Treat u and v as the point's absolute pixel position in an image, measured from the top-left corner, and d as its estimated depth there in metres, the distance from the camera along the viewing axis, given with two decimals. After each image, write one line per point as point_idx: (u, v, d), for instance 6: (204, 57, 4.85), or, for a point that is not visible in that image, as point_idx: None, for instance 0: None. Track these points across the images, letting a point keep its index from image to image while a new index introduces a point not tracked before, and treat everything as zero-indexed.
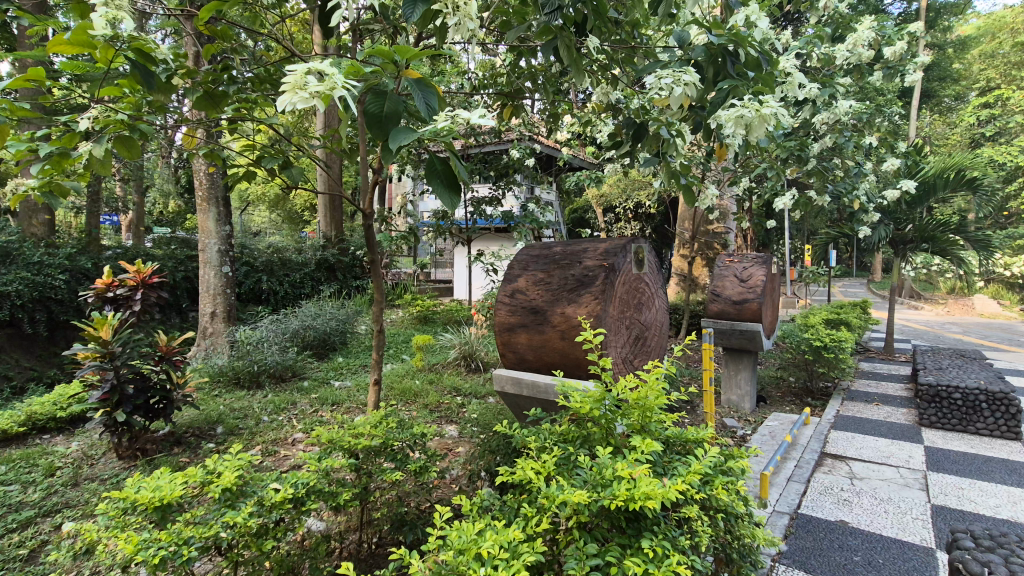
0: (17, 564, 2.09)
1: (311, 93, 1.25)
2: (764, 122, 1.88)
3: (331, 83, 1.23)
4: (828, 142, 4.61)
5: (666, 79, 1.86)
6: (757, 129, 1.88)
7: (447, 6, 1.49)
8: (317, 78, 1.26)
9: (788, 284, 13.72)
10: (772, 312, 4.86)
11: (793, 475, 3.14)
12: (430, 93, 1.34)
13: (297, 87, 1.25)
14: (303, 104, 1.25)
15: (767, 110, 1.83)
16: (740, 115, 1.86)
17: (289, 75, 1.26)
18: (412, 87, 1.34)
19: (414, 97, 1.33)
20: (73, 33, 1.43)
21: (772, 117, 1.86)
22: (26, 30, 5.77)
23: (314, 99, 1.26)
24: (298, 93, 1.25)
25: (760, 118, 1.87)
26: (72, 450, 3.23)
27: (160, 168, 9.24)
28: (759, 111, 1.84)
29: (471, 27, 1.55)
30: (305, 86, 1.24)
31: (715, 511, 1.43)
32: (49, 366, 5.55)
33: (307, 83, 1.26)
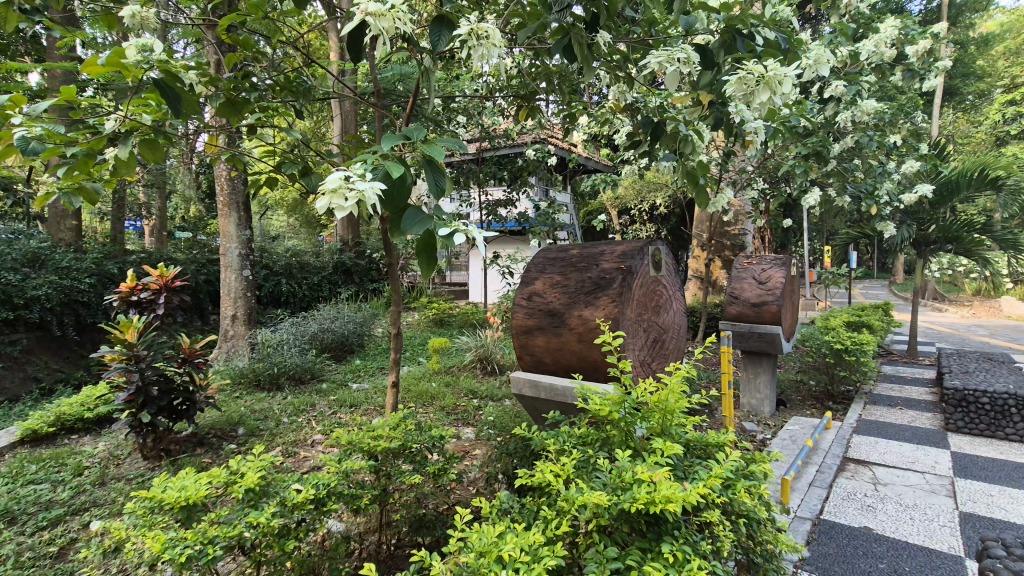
0: (47, 561, 2.14)
1: (353, 200, 1.22)
2: (771, 87, 1.71)
3: (368, 188, 1.23)
4: (850, 142, 4.54)
5: (660, 57, 1.85)
6: (762, 93, 1.71)
7: (472, 36, 1.68)
8: (356, 180, 1.25)
9: (807, 286, 13.52)
10: (792, 314, 4.79)
11: (814, 480, 3.08)
12: (439, 175, 1.43)
13: (335, 191, 1.24)
14: (341, 211, 1.24)
15: (773, 74, 1.68)
16: (742, 79, 1.73)
17: (330, 177, 1.24)
18: (424, 168, 1.40)
19: (424, 180, 1.41)
20: (107, 55, 1.53)
21: (778, 83, 1.69)
22: (55, 42, 5.95)
23: (354, 204, 1.24)
24: (341, 202, 1.24)
25: (766, 82, 1.70)
26: (99, 450, 3.30)
27: (182, 174, 9.45)
28: (763, 72, 1.69)
29: (494, 56, 1.73)
30: (348, 195, 1.22)
31: (736, 515, 1.42)
32: (76, 368, 5.72)
33: (350, 188, 1.23)
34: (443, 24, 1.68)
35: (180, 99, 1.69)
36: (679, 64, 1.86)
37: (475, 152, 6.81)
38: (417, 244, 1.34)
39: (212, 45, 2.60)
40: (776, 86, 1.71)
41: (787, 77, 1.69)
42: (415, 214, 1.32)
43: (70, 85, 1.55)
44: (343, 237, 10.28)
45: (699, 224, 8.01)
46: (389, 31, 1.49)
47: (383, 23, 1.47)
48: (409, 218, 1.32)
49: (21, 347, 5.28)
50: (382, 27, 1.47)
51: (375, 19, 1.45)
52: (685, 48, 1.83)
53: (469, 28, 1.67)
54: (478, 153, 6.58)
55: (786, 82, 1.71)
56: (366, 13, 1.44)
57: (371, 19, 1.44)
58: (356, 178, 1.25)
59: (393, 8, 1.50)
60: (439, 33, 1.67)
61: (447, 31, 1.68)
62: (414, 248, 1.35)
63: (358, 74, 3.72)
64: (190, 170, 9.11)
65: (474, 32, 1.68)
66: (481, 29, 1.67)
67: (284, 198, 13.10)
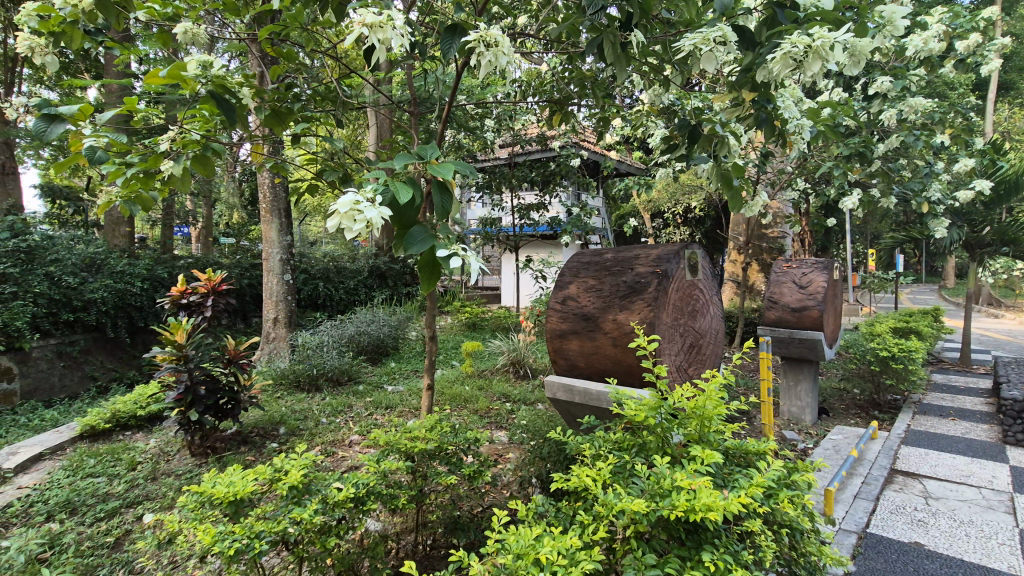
0: (104, 550, 2.25)
1: (361, 226, 1.27)
2: (821, 56, 1.62)
3: (375, 215, 1.27)
4: (896, 142, 4.36)
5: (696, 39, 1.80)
6: (814, 66, 1.63)
7: (481, 43, 1.67)
8: (365, 202, 1.29)
9: (850, 291, 13.07)
10: (835, 320, 4.63)
11: (860, 492, 2.97)
12: (448, 193, 1.43)
13: (344, 213, 1.27)
14: (350, 232, 1.29)
15: (821, 43, 1.59)
16: (788, 53, 1.65)
17: (341, 200, 1.28)
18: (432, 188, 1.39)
19: (432, 198, 1.39)
20: (168, 71, 1.59)
21: (829, 49, 1.60)
22: (112, 58, 6.31)
23: (361, 227, 1.29)
24: (349, 224, 1.28)
25: (814, 53, 1.62)
26: (151, 446, 3.46)
27: (226, 183, 9.84)
28: (811, 44, 1.59)
29: (503, 62, 1.71)
30: (356, 219, 1.26)
31: (779, 526, 1.38)
32: (129, 368, 6.06)
33: (359, 212, 1.27)
34: (455, 32, 1.77)
35: (232, 111, 1.80)
36: (716, 44, 1.81)
37: (507, 157, 6.83)
38: (420, 265, 1.39)
39: (256, 59, 2.71)
40: (827, 54, 1.61)
41: (838, 41, 1.59)
42: (419, 236, 1.35)
43: (134, 98, 1.63)
44: (378, 242, 10.51)
45: (736, 227, 7.83)
46: (384, 42, 1.56)
47: (379, 35, 1.53)
48: (414, 239, 1.35)
49: (79, 347, 5.59)
50: (378, 38, 1.54)
51: (371, 30, 1.53)
52: (720, 29, 1.77)
53: (478, 36, 1.66)
54: (511, 157, 6.60)
55: (837, 48, 1.61)
56: (363, 25, 1.53)
57: (367, 30, 1.52)
58: (366, 202, 1.28)
59: (388, 19, 1.57)
60: (451, 41, 1.76)
61: (458, 39, 1.77)
62: (417, 266, 1.41)
63: (394, 83, 3.80)
64: (233, 178, 9.46)
65: (483, 38, 1.67)
66: (487, 36, 1.66)
67: (322, 203, 13.48)
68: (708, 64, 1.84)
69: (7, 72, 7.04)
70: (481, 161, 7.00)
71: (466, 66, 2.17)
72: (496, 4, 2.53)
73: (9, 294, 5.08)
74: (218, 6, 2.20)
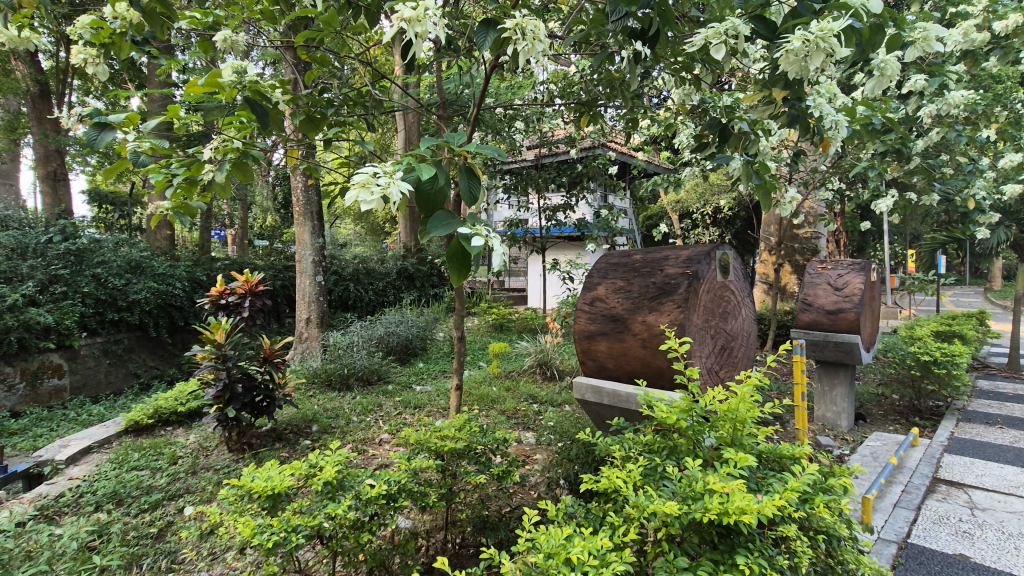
0: (148, 541, 2.35)
1: (378, 194, 1.28)
2: (824, 50, 1.59)
3: (392, 186, 1.30)
4: (935, 138, 4.20)
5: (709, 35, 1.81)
6: (815, 60, 1.61)
7: (517, 31, 1.64)
8: (384, 177, 1.32)
9: (888, 293, 12.64)
10: (872, 323, 4.49)
11: (900, 500, 2.88)
12: (472, 180, 1.45)
13: (363, 185, 1.29)
14: (368, 203, 1.29)
15: (823, 34, 1.57)
16: (791, 49, 1.63)
17: (360, 173, 1.30)
18: (458, 174, 1.44)
19: (459, 182, 1.43)
20: (207, 78, 1.66)
21: (832, 42, 1.57)
22: (154, 69, 6.58)
23: (378, 200, 1.30)
24: (366, 194, 1.29)
25: (816, 47, 1.60)
26: (190, 441, 3.58)
27: (261, 187, 10.12)
28: (810, 37, 1.58)
29: (539, 49, 1.67)
30: (375, 187, 1.28)
31: (815, 531, 1.34)
32: (170, 366, 6.30)
33: (376, 184, 1.29)
34: (491, 24, 1.75)
35: (267, 115, 1.86)
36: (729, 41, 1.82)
37: (533, 158, 6.83)
38: (446, 251, 1.36)
39: (290, 67, 2.78)
40: (829, 47, 1.58)
41: (843, 32, 1.56)
42: (442, 219, 1.36)
43: (176, 105, 1.72)
44: (406, 243, 10.66)
45: (767, 227, 7.67)
46: (421, 36, 1.57)
47: (416, 28, 1.55)
48: (437, 222, 1.36)
49: (123, 346, 5.84)
50: (414, 31, 1.55)
51: (408, 24, 1.55)
52: (731, 22, 1.79)
53: (514, 23, 1.63)
54: (538, 159, 6.61)
55: (843, 39, 1.58)
56: (401, 20, 1.55)
57: (405, 24, 1.54)
58: (384, 176, 1.31)
59: (425, 12, 1.58)
60: (485, 33, 1.73)
61: (494, 29, 1.74)
62: (442, 255, 1.38)
63: (422, 88, 3.85)
64: (267, 183, 9.75)
65: (519, 27, 1.65)
66: (524, 23, 1.64)
67: (351, 207, 13.74)
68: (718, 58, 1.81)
69: (58, 84, 7.43)
70: (507, 163, 7.03)
71: (494, 68, 2.20)
72: (523, 7, 2.54)
73: (60, 294, 5.34)
74: (256, 15, 2.27)
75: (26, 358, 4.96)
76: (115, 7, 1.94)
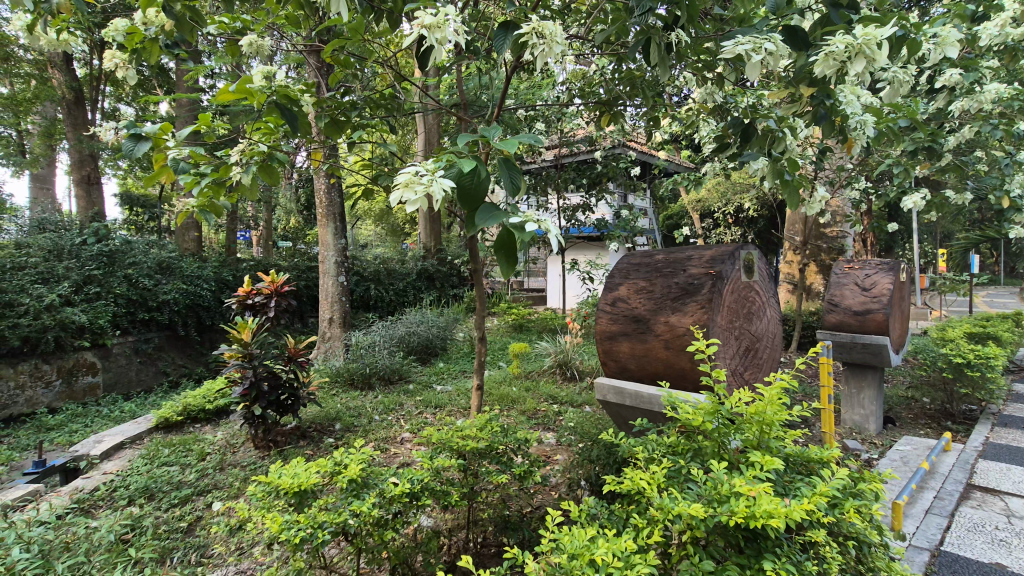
0: (179, 534, 2.42)
1: (421, 193, 1.33)
2: (865, 56, 1.57)
3: (435, 183, 1.33)
4: (969, 134, 4.07)
5: (746, 45, 1.74)
6: (857, 65, 1.58)
7: (534, 34, 1.65)
8: (427, 176, 1.37)
9: (918, 294, 12.29)
10: (902, 324, 4.38)
11: (932, 507, 2.80)
12: (513, 173, 1.48)
13: (407, 185, 1.35)
14: (413, 203, 1.34)
15: (865, 40, 1.55)
16: (830, 53, 1.60)
17: (403, 173, 1.36)
18: (497, 167, 1.48)
19: (498, 176, 1.46)
20: (237, 87, 1.71)
21: (875, 48, 1.55)
22: (182, 74, 6.74)
23: (422, 198, 1.34)
24: (411, 195, 1.34)
25: (858, 53, 1.58)
26: (218, 437, 3.66)
27: (284, 189, 10.31)
28: (853, 42, 1.55)
29: (557, 51, 1.67)
30: (418, 187, 1.33)
31: (844, 537, 1.32)
32: (198, 364, 6.45)
33: (419, 184, 1.34)
34: (509, 28, 1.76)
35: (296, 120, 1.91)
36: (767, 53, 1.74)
37: (553, 159, 6.82)
38: (495, 243, 1.36)
39: (314, 71, 2.83)
40: (871, 53, 1.57)
41: (884, 39, 1.54)
42: (488, 211, 1.35)
43: (206, 112, 1.76)
44: (426, 244, 10.72)
45: (792, 227, 7.53)
46: (442, 42, 1.59)
47: (437, 34, 1.56)
48: (483, 214, 1.36)
49: (153, 344, 6.01)
50: (436, 38, 1.57)
51: (429, 31, 1.56)
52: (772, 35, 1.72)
53: (530, 27, 1.64)
54: (558, 159, 6.59)
55: (883, 46, 1.57)
56: (422, 26, 1.56)
57: (426, 31, 1.55)
58: (427, 175, 1.36)
59: (445, 18, 1.59)
60: (505, 38, 1.75)
61: (512, 34, 1.76)
62: (491, 247, 1.38)
63: (442, 90, 3.88)
64: (291, 185, 9.92)
65: (537, 30, 1.66)
66: (542, 26, 1.64)
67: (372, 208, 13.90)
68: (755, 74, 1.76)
69: (92, 90, 7.67)
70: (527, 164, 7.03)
71: (515, 70, 2.21)
72: (544, 8, 2.53)
73: (93, 294, 5.50)
74: (282, 20, 2.32)
75: (62, 356, 5.13)
76: (147, 14, 2.00)
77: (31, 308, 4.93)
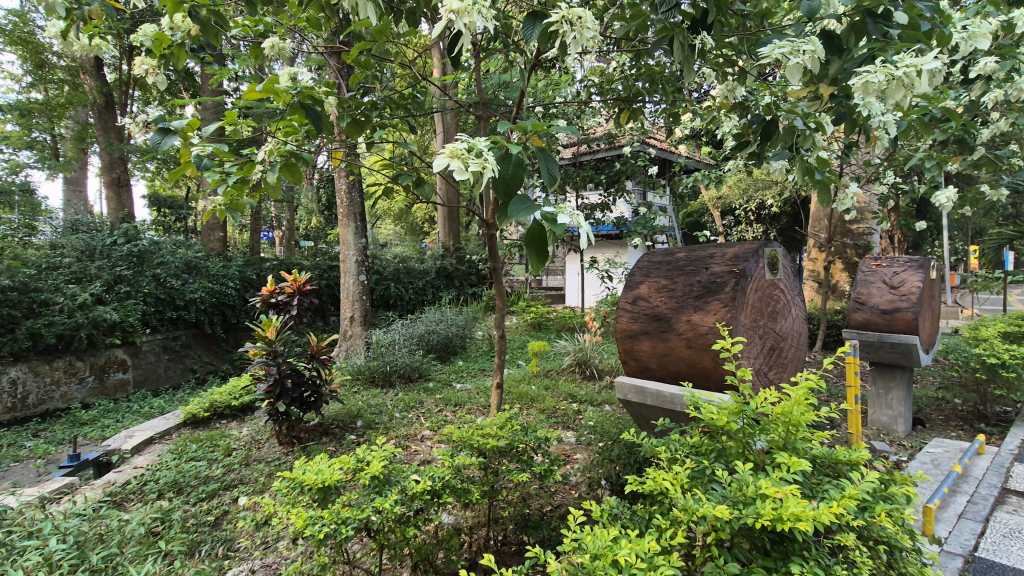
0: (207, 528, 2.48)
1: (472, 168, 1.33)
2: (904, 85, 1.64)
3: (489, 162, 1.35)
4: (1004, 126, 3.93)
5: (784, 48, 1.73)
6: (895, 95, 1.65)
7: (564, 23, 1.64)
8: (477, 153, 1.37)
9: (948, 292, 11.94)
10: (932, 323, 4.26)
11: (965, 512, 2.72)
12: (551, 164, 1.51)
13: (457, 156, 1.35)
14: (461, 174, 1.34)
15: (905, 72, 1.61)
16: (869, 80, 1.66)
17: (453, 146, 1.37)
18: (537, 157, 1.50)
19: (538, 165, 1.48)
20: (266, 87, 1.73)
21: (914, 80, 1.62)
22: (206, 77, 6.86)
23: (471, 172, 1.35)
24: (460, 167, 1.34)
25: (898, 82, 1.64)
26: (244, 433, 3.73)
27: (306, 190, 10.45)
28: (895, 74, 1.61)
29: (588, 39, 1.66)
30: (470, 161, 1.33)
31: (875, 541, 1.29)
32: (224, 361, 6.59)
33: (471, 159, 1.35)
34: (537, 17, 1.73)
35: (320, 120, 1.93)
36: (804, 58, 1.72)
37: (572, 157, 6.78)
38: (525, 235, 1.35)
39: (334, 72, 2.86)
40: (911, 83, 1.63)
41: (926, 70, 1.60)
42: (520, 205, 1.34)
43: (233, 111, 1.78)
44: (445, 243, 10.77)
45: (816, 223, 7.37)
46: (470, 26, 1.58)
47: (465, 18, 1.55)
48: (515, 207, 1.34)
49: (181, 342, 6.15)
50: (464, 22, 1.55)
51: (457, 15, 1.55)
52: (812, 42, 1.69)
53: (561, 14, 1.63)
54: (576, 157, 6.55)
55: (922, 76, 1.62)
56: (449, 11, 1.55)
57: (454, 15, 1.54)
58: (478, 152, 1.36)
59: (473, 5, 1.58)
60: (532, 27, 1.72)
61: (539, 22, 1.73)
62: (519, 239, 1.38)
63: (461, 89, 3.89)
64: (312, 185, 10.05)
65: (567, 18, 1.64)
66: (571, 14, 1.62)
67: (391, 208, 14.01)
68: (794, 78, 1.73)
69: (122, 94, 7.88)
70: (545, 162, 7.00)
71: (533, 68, 2.20)
72: None
73: (124, 293, 5.65)
74: (303, 23, 2.35)
75: (94, 353, 5.29)
76: (173, 20, 2.03)
77: (65, 307, 5.08)
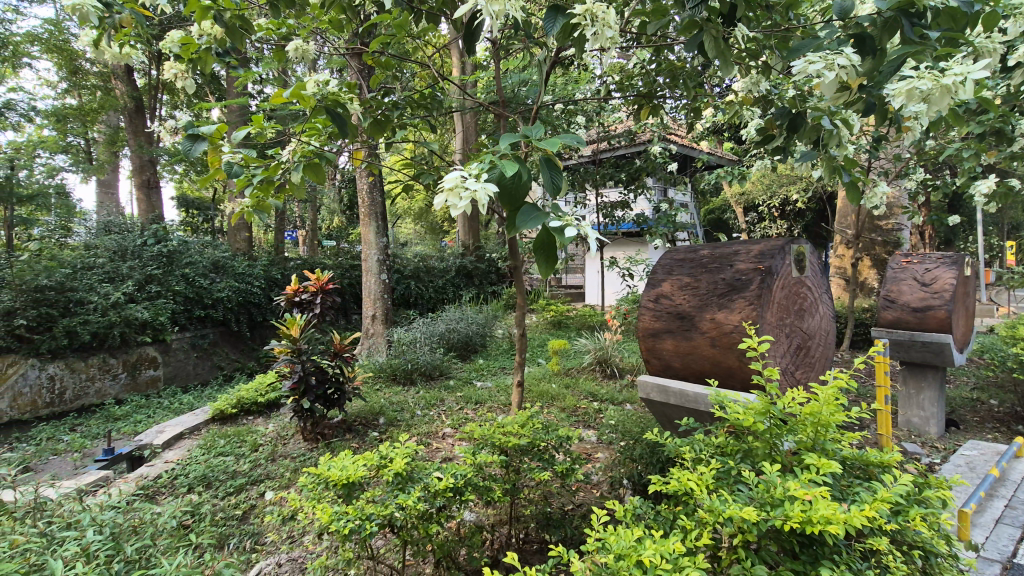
0: (235, 522, 2.54)
1: (467, 199, 1.31)
2: (949, 92, 1.59)
3: (481, 189, 1.31)
4: None
5: (818, 64, 1.65)
6: (942, 103, 1.60)
7: (586, 18, 1.61)
8: (472, 179, 1.35)
9: (982, 290, 11.57)
10: (966, 322, 4.13)
11: (1003, 516, 2.63)
12: (555, 172, 1.46)
13: (452, 190, 1.34)
14: (457, 208, 1.34)
15: (951, 80, 1.56)
16: (913, 87, 1.61)
17: (449, 176, 1.35)
18: (540, 166, 1.45)
19: (541, 175, 1.44)
20: (291, 92, 1.74)
21: (960, 87, 1.57)
22: (231, 80, 6.98)
23: (466, 203, 1.34)
24: (455, 199, 1.34)
25: (943, 90, 1.59)
26: (270, 429, 3.81)
27: (328, 190, 10.59)
28: (940, 81, 1.56)
29: (609, 36, 1.63)
30: (462, 194, 1.31)
31: (908, 545, 1.25)
32: (250, 359, 6.73)
33: (465, 188, 1.33)
34: (559, 10, 1.72)
35: (345, 123, 1.94)
36: (839, 70, 1.67)
37: (592, 154, 6.74)
38: (535, 242, 1.35)
39: (356, 73, 2.88)
40: (957, 90, 1.58)
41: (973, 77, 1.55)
42: (530, 212, 1.33)
43: (259, 114, 1.81)
44: (465, 241, 10.82)
45: (843, 219, 7.20)
46: (498, 14, 1.55)
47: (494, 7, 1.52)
48: (525, 216, 1.33)
49: (209, 340, 6.29)
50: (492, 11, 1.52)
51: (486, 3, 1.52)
52: (849, 53, 1.64)
53: (583, 9, 1.60)
54: (596, 155, 6.51)
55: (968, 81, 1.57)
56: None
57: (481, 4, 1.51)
58: (472, 180, 1.33)
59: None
60: (553, 20, 1.71)
61: (561, 17, 1.71)
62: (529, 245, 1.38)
63: (481, 88, 3.88)
64: (334, 186, 10.17)
65: (590, 13, 1.62)
66: (594, 9, 1.60)
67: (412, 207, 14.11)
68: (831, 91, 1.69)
69: (151, 99, 8.07)
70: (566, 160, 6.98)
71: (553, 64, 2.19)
72: None
73: (154, 293, 5.80)
74: (325, 24, 2.36)
75: (126, 350, 5.44)
76: (202, 26, 2.10)
77: (99, 306, 5.24)
